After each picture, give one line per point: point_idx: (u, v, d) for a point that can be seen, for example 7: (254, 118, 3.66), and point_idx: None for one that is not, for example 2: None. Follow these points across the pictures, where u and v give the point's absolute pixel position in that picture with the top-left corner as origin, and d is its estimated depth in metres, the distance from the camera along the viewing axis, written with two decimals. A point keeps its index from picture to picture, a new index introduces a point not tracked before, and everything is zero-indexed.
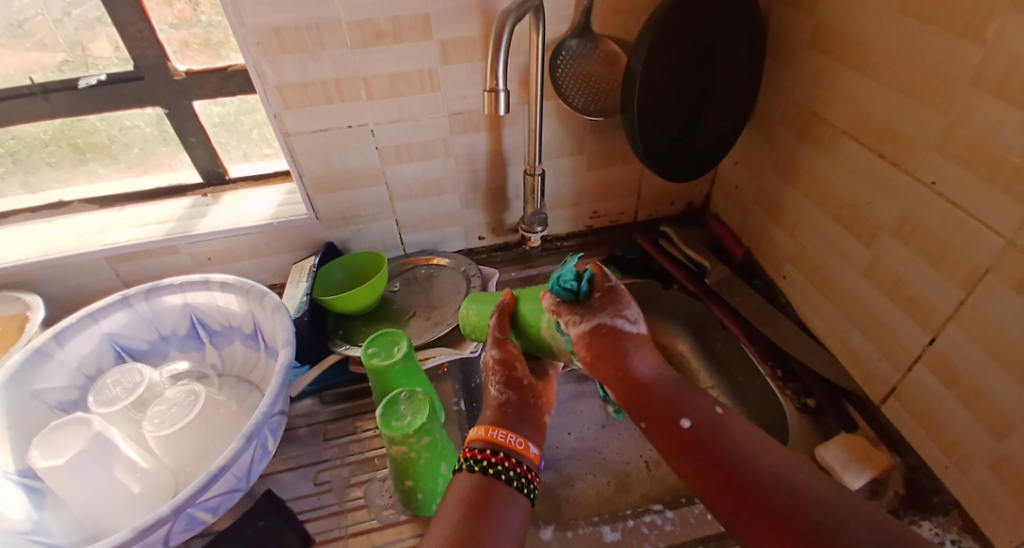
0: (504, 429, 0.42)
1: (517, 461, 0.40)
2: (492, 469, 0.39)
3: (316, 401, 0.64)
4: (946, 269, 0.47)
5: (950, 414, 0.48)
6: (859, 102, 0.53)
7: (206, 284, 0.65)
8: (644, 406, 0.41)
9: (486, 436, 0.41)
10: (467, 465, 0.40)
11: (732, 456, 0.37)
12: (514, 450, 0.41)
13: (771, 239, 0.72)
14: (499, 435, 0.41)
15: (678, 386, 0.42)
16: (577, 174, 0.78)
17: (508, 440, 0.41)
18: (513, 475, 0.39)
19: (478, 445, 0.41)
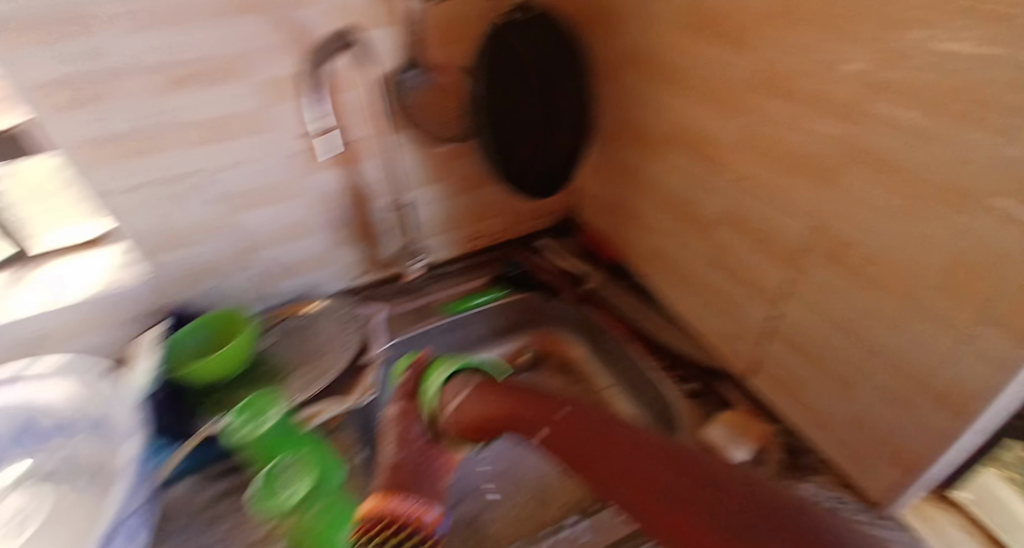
0: (400, 497, 0.49)
1: (403, 513, 0.48)
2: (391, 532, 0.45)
3: (191, 485, 0.57)
4: (777, 255, 0.50)
5: (807, 384, 0.52)
6: (671, 110, 0.57)
7: (16, 384, 0.54)
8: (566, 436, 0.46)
9: (377, 507, 0.48)
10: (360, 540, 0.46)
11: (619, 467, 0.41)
12: (409, 518, 0.48)
13: (631, 240, 0.74)
14: (391, 504, 0.48)
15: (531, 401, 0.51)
16: (447, 199, 0.74)
17: (403, 505, 0.48)
18: (408, 533, 0.47)
19: (369, 518, 0.47)
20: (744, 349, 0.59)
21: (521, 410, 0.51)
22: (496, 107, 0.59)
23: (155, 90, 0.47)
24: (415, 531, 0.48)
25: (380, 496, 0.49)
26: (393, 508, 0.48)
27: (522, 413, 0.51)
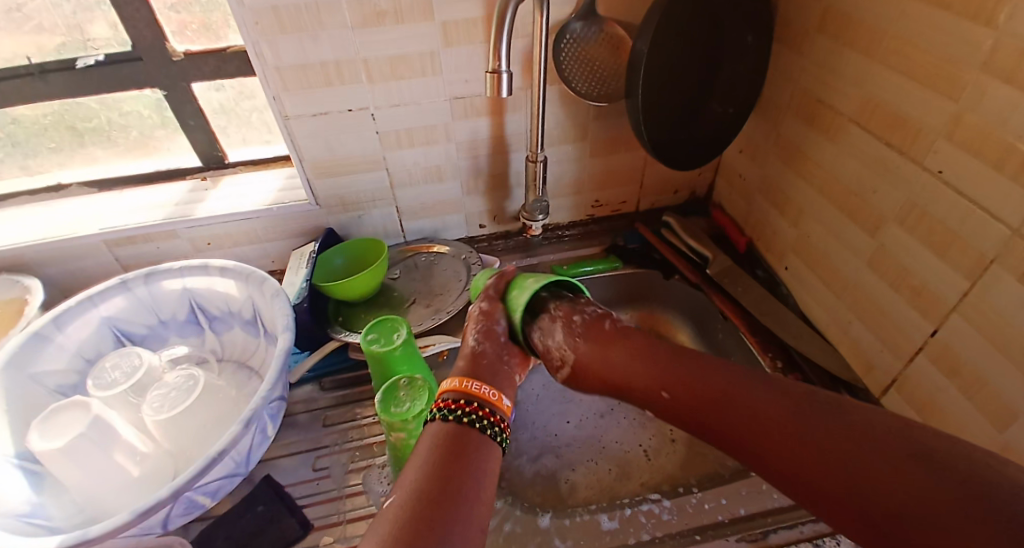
0: (479, 383, 0.43)
1: (478, 406, 0.41)
2: (467, 418, 0.40)
3: (315, 387, 0.65)
4: (952, 260, 0.46)
5: (952, 405, 0.48)
6: (866, 87, 0.52)
7: (205, 270, 0.65)
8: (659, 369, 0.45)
9: (458, 386, 0.42)
10: (440, 414, 0.41)
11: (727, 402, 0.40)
12: (487, 401, 0.42)
13: (775, 229, 0.70)
14: (472, 386, 0.43)
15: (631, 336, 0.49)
16: (580, 162, 0.75)
17: (482, 391, 0.42)
18: (487, 424, 0.40)
19: (450, 396, 0.42)
20: (880, 358, 0.56)
21: (634, 378, 0.46)
22: (656, 72, 0.59)
23: (357, 26, 0.57)
24: (492, 425, 0.40)
25: (461, 378, 0.44)
26: (475, 393, 0.42)
27: (634, 383, 0.46)
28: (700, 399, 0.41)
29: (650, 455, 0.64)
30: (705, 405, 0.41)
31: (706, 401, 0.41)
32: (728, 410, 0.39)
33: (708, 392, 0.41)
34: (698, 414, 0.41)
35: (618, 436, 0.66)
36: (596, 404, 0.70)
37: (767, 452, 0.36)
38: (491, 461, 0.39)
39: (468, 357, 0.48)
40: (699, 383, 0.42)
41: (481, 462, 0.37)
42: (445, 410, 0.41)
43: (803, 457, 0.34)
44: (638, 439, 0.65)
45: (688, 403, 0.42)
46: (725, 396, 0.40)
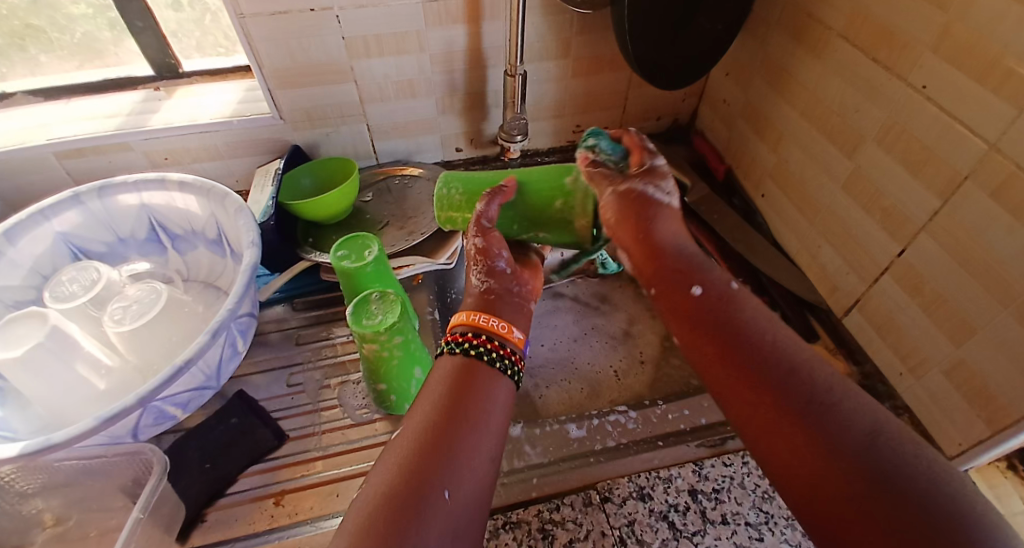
0: (487, 315, 0.39)
1: (487, 338, 0.37)
2: (474, 351, 0.37)
3: (287, 307, 0.64)
4: (926, 178, 0.46)
5: (912, 323, 0.50)
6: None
7: (162, 185, 0.61)
8: (658, 274, 0.38)
9: (466, 319, 0.39)
10: (447, 348, 0.37)
11: (742, 327, 0.33)
12: (496, 333, 0.38)
13: (754, 155, 0.70)
14: (481, 318, 0.38)
15: (695, 259, 0.38)
16: (561, 81, 0.72)
17: (490, 323, 0.38)
18: (496, 357, 0.37)
19: (457, 330, 0.38)
20: (847, 281, 0.57)
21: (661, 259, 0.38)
22: None
23: None
24: (499, 357, 0.37)
25: (466, 310, 0.40)
26: (482, 324, 0.38)
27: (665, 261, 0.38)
28: (737, 321, 0.33)
29: (619, 375, 0.66)
30: (731, 324, 0.33)
31: (737, 325, 0.33)
32: (763, 350, 0.31)
33: (746, 318, 0.33)
34: (723, 327, 0.33)
35: (590, 358, 0.68)
36: (569, 328, 0.71)
37: (762, 397, 0.30)
38: (504, 394, 0.36)
39: (476, 295, 0.41)
40: (743, 314, 0.34)
41: (494, 389, 0.35)
42: (450, 344, 0.38)
43: (804, 423, 0.28)
44: (609, 361, 0.67)
45: (730, 311, 0.34)
46: (761, 331, 0.33)
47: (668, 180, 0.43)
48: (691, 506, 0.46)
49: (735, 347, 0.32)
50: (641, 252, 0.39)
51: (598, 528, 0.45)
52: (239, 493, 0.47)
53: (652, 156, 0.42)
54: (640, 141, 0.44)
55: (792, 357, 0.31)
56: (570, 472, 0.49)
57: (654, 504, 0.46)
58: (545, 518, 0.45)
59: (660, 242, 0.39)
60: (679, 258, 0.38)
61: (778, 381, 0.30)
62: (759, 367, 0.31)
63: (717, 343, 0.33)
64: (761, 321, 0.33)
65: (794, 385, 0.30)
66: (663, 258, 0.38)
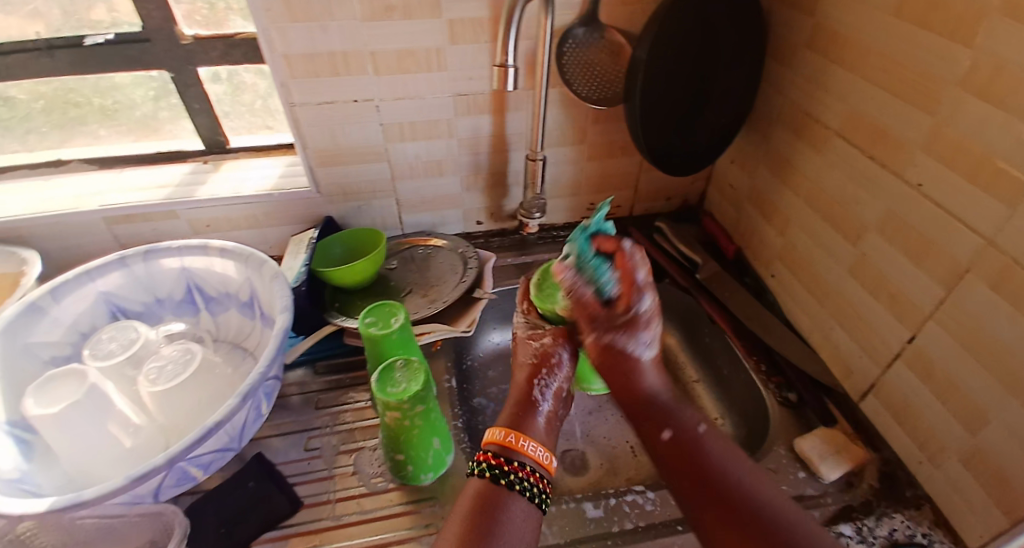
0: (532, 441, 0.44)
1: (528, 468, 0.42)
2: (519, 484, 0.41)
3: (308, 371, 0.65)
4: (928, 267, 0.49)
5: (927, 409, 0.50)
6: (852, 103, 0.55)
7: (204, 250, 0.65)
8: (638, 410, 0.47)
9: (509, 442, 0.43)
10: (493, 473, 0.42)
11: (712, 466, 0.41)
12: (539, 464, 0.43)
13: (762, 236, 0.73)
14: (527, 446, 0.44)
15: (671, 403, 0.47)
16: (577, 164, 0.77)
17: (535, 453, 0.43)
18: (536, 489, 0.42)
19: (492, 449, 0.44)
20: (860, 360, 0.58)
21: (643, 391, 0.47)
22: (656, 78, 0.62)
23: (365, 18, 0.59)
24: (532, 485, 0.42)
25: (503, 429, 0.45)
26: (521, 451, 0.43)
27: (642, 396, 0.47)
28: (707, 458, 0.41)
29: (635, 450, 0.66)
30: (698, 462, 0.41)
31: (707, 464, 0.41)
32: (731, 489, 0.39)
33: (712, 455, 0.42)
34: (692, 465, 0.41)
35: (605, 431, 0.68)
36: (584, 400, 0.71)
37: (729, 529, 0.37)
38: (531, 523, 0.40)
39: (518, 404, 0.48)
40: (712, 451, 0.42)
41: (510, 521, 0.39)
42: (486, 465, 0.42)
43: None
44: (624, 435, 0.67)
45: (696, 454, 0.42)
46: (719, 461, 0.41)
47: (653, 309, 0.49)
48: None
49: (702, 486, 0.40)
50: (628, 396, 0.48)
51: None
52: None
53: (637, 302, 0.48)
54: (633, 269, 0.48)
55: (765, 498, 0.38)
56: None
57: None
58: None
59: (627, 376, 0.48)
60: (655, 403, 0.47)
61: (744, 516, 0.37)
62: (728, 500, 0.38)
63: (692, 480, 0.41)
64: (720, 453, 0.42)
65: (756, 514, 0.37)
66: (632, 395, 0.47)
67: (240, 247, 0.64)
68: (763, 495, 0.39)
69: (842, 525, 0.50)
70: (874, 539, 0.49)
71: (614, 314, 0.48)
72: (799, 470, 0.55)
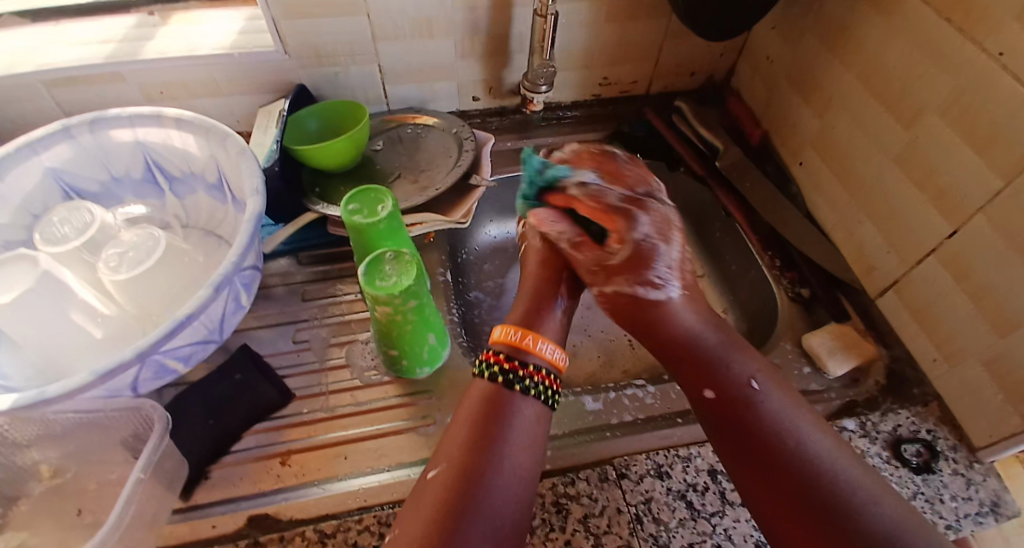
0: (549, 343, 0.41)
1: (542, 371, 0.40)
2: (534, 389, 0.39)
3: (292, 261, 0.60)
4: (990, 157, 0.42)
5: (953, 311, 0.47)
6: None
7: (158, 121, 0.56)
8: (680, 359, 0.43)
9: (525, 345, 0.40)
10: (508, 378, 0.39)
11: (761, 421, 0.38)
12: (555, 368, 0.41)
13: (796, 120, 0.65)
14: (546, 350, 0.41)
15: (721, 346, 0.42)
16: (593, 27, 0.66)
17: (552, 356, 0.41)
18: (549, 392, 0.40)
19: (502, 350, 0.40)
20: (885, 259, 0.54)
21: (679, 347, 0.43)
22: None
23: None
24: (546, 387, 0.39)
25: (517, 330, 0.41)
26: (534, 352, 0.40)
27: (679, 354, 0.43)
28: (756, 413, 0.38)
29: (633, 344, 0.64)
30: (749, 414, 0.38)
31: (759, 417, 0.38)
32: (785, 446, 0.36)
33: (769, 409, 0.38)
34: (743, 415, 0.38)
35: (603, 325, 0.65)
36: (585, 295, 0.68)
37: (781, 486, 0.35)
38: (542, 423, 0.39)
39: (528, 308, 0.46)
40: (762, 404, 0.39)
41: (518, 416, 0.38)
42: (497, 367, 0.39)
43: (820, 520, 0.33)
44: (623, 329, 0.65)
45: (744, 408, 0.39)
46: (771, 413, 0.38)
47: (657, 232, 0.46)
48: (711, 487, 0.45)
49: (760, 446, 0.37)
50: (662, 341, 0.44)
51: (614, 504, 0.43)
52: (243, 451, 0.46)
53: (633, 230, 0.46)
54: (598, 199, 0.47)
55: (817, 455, 0.36)
56: (585, 445, 0.48)
57: (672, 482, 0.45)
58: (559, 492, 0.44)
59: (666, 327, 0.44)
60: (703, 350, 0.42)
61: (802, 476, 0.35)
62: (780, 464, 0.36)
63: (732, 432, 0.39)
64: (773, 403, 0.39)
65: (810, 482, 0.34)
66: (671, 347, 0.44)
67: (200, 119, 0.55)
68: (815, 452, 0.36)
69: (846, 420, 0.48)
70: (878, 434, 0.47)
71: (609, 256, 0.46)
72: (805, 365, 0.53)
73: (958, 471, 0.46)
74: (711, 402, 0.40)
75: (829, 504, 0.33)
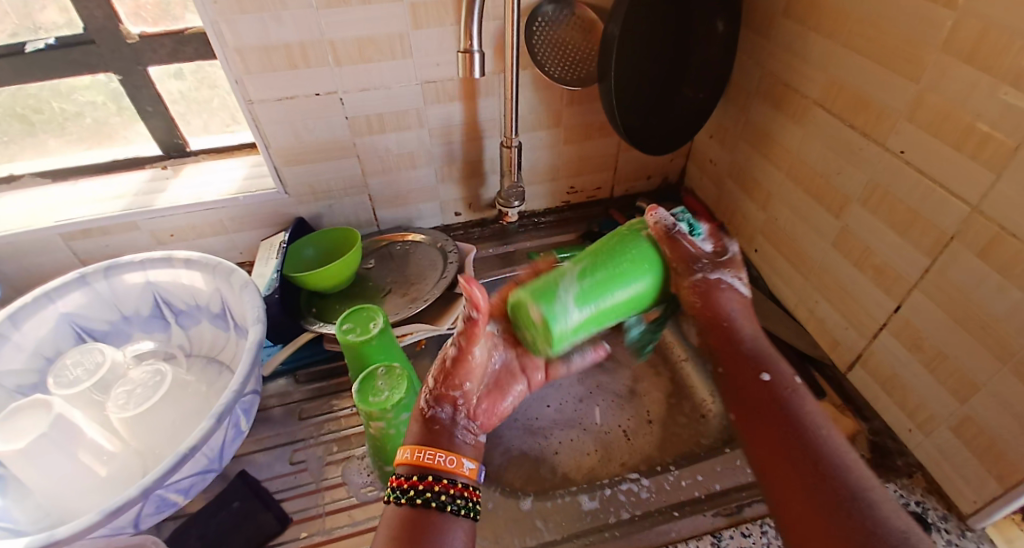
0: (433, 449, 0.39)
1: (435, 479, 0.37)
2: (422, 498, 0.36)
3: (290, 380, 0.63)
4: (914, 237, 0.48)
5: (914, 378, 0.50)
6: (832, 70, 0.53)
7: (168, 262, 0.62)
8: (727, 352, 0.42)
9: (408, 459, 0.38)
10: (395, 497, 0.37)
11: (797, 419, 0.38)
12: (444, 470, 0.38)
13: (745, 213, 0.72)
14: (425, 455, 0.38)
15: (767, 348, 0.42)
16: (555, 147, 0.75)
17: (438, 459, 0.38)
18: (446, 499, 0.37)
19: (402, 471, 0.38)
20: (847, 333, 0.58)
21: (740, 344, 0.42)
22: (630, 56, 0.60)
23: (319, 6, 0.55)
24: (449, 497, 0.37)
25: (403, 448, 0.39)
26: (425, 465, 0.38)
27: (740, 347, 0.42)
28: (791, 411, 0.38)
29: (628, 435, 0.65)
30: (788, 416, 0.38)
31: (797, 420, 0.38)
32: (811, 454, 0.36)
33: (800, 413, 0.38)
34: (780, 415, 0.38)
35: (597, 417, 0.67)
36: (574, 388, 0.70)
37: (794, 480, 0.35)
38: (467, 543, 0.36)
39: (417, 420, 0.41)
40: (795, 403, 0.39)
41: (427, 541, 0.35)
42: (391, 489, 0.37)
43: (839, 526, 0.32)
44: (616, 420, 0.66)
45: (781, 406, 0.39)
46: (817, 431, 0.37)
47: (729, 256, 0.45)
48: None
49: (791, 458, 0.36)
50: (716, 336, 0.42)
51: None
52: None
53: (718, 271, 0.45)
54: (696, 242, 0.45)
55: (846, 462, 0.35)
56: None
57: None
58: None
59: (731, 333, 0.42)
60: (751, 349, 0.42)
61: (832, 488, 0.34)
62: (798, 459, 0.36)
63: (768, 425, 0.38)
64: (813, 420, 0.38)
65: (827, 480, 0.34)
66: (726, 341, 0.42)
67: (205, 259, 0.61)
68: (844, 459, 0.35)
69: None
70: None
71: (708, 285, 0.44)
72: None
73: (953, 541, 0.46)
74: (759, 386, 0.40)
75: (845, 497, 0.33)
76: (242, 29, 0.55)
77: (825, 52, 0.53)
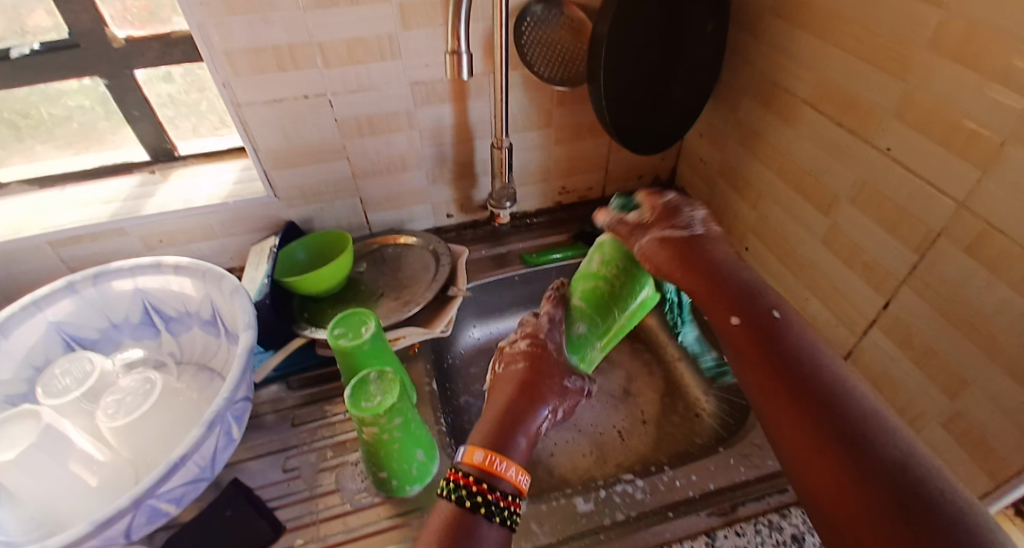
0: (506, 460, 0.40)
1: (502, 494, 0.39)
2: (486, 507, 0.38)
3: (282, 386, 0.63)
4: (902, 234, 0.48)
5: (904, 375, 0.50)
6: (819, 68, 0.53)
7: (158, 269, 0.62)
8: (714, 293, 0.47)
9: (483, 464, 0.39)
10: (461, 497, 0.38)
11: (795, 350, 0.41)
12: (513, 488, 0.39)
13: (736, 212, 0.72)
14: (498, 466, 0.39)
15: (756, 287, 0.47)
16: (546, 148, 0.75)
17: (509, 476, 0.39)
18: (506, 513, 0.38)
19: (469, 471, 0.39)
20: (838, 331, 0.58)
21: (718, 287, 0.47)
22: (618, 55, 0.60)
23: (305, 8, 0.55)
24: (508, 512, 0.38)
25: (483, 452, 0.40)
26: (500, 476, 0.39)
27: (719, 291, 0.47)
28: (786, 345, 0.41)
29: (623, 435, 0.65)
30: (781, 352, 0.41)
31: (794, 349, 0.41)
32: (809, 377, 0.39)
33: (796, 344, 0.41)
34: (777, 347, 0.41)
35: (592, 418, 0.67)
36: None
37: (800, 404, 0.37)
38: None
39: (494, 422, 0.43)
40: (795, 336, 0.42)
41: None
42: (460, 487, 0.39)
43: (843, 447, 0.34)
44: (611, 421, 0.66)
45: (775, 338, 0.42)
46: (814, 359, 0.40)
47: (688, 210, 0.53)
48: None
49: (790, 380, 0.39)
50: (704, 288, 0.47)
51: None
52: None
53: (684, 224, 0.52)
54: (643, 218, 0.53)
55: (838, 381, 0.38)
56: None
57: None
58: None
59: (732, 283, 0.47)
60: (739, 290, 0.46)
61: (827, 410, 0.36)
62: (807, 385, 0.38)
63: (764, 358, 0.41)
64: (814, 351, 0.41)
65: (831, 398, 0.37)
66: (719, 286, 0.47)
67: (194, 265, 0.61)
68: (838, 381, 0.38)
69: None
70: None
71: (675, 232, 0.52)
72: None
73: None
74: (744, 326, 0.44)
75: (849, 418, 0.35)
76: (231, 32, 0.54)
77: (813, 50, 0.53)
